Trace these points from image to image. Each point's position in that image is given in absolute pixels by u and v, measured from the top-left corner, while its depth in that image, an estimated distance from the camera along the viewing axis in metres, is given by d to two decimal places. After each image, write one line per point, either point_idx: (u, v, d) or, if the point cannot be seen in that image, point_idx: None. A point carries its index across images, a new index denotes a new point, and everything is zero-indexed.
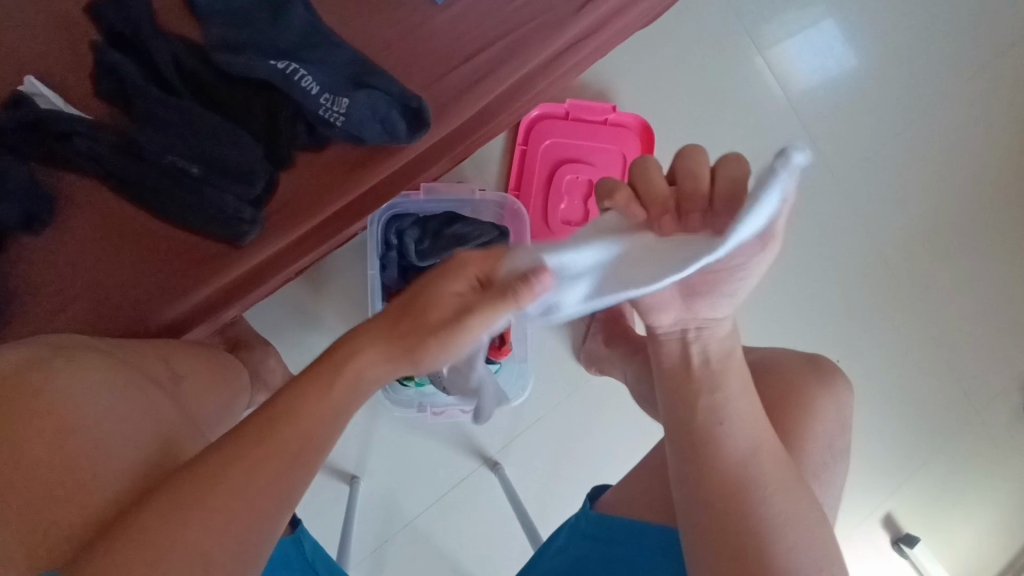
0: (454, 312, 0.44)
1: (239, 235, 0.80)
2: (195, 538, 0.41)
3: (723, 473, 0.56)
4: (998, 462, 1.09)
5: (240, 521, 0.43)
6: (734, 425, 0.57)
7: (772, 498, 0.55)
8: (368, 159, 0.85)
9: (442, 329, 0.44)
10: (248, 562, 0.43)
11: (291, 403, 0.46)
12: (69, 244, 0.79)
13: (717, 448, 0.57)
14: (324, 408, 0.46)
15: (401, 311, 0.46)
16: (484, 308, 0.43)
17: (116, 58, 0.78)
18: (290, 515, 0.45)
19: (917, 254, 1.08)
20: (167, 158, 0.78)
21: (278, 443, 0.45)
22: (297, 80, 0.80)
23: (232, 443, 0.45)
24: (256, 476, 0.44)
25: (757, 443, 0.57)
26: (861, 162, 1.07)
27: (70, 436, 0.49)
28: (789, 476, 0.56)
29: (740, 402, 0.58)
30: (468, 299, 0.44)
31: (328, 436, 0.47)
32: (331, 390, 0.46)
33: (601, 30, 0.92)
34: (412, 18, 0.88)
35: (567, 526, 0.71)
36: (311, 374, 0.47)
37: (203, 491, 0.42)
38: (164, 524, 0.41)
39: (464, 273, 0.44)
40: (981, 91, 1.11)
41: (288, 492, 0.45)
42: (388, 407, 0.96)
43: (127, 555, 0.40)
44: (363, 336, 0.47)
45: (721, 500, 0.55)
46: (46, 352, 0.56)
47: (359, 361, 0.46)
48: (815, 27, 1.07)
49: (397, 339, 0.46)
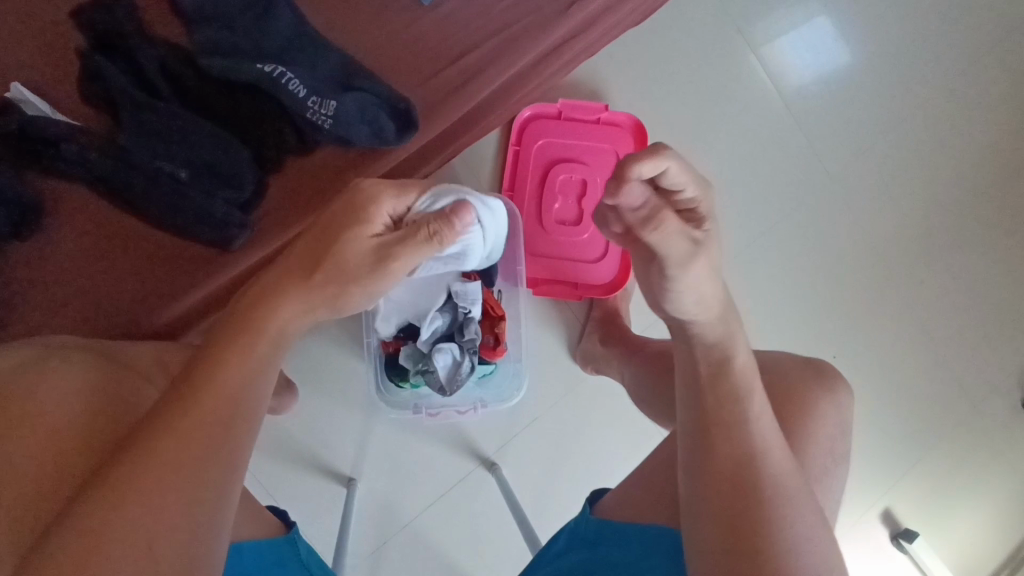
0: (378, 253, 0.55)
1: (228, 238, 0.80)
2: (143, 510, 0.41)
3: (732, 462, 0.53)
4: (997, 457, 1.09)
5: (180, 491, 0.43)
6: (747, 413, 0.53)
7: (784, 497, 0.52)
8: (357, 161, 0.85)
9: (368, 269, 0.55)
10: (193, 534, 0.43)
11: (214, 366, 0.48)
12: (55, 248, 0.79)
13: (728, 436, 0.53)
14: (248, 363, 0.49)
15: (317, 254, 0.54)
16: (410, 246, 0.55)
17: (103, 64, 0.78)
18: (235, 477, 0.47)
19: (912, 249, 1.08)
20: (155, 164, 0.78)
21: (204, 409, 0.46)
22: (285, 83, 0.80)
23: (160, 414, 0.45)
24: (189, 445, 0.44)
25: (766, 433, 0.53)
26: (854, 158, 1.07)
27: (50, 434, 0.50)
28: (798, 477, 0.53)
29: (749, 388, 0.54)
30: (389, 240, 0.55)
31: (254, 397, 0.49)
32: (255, 342, 0.50)
33: (589, 29, 0.92)
34: (400, 21, 0.88)
35: (567, 531, 0.72)
36: (232, 332, 0.50)
37: (137, 466, 0.42)
38: (100, 506, 0.40)
39: (378, 217, 0.56)
40: (975, 86, 1.11)
41: (228, 456, 0.46)
42: (383, 411, 0.97)
43: (67, 540, 0.39)
44: (280, 287, 0.53)
45: (733, 490, 0.52)
46: (35, 358, 0.57)
47: (282, 313, 0.52)
48: (806, 24, 1.07)
49: (318, 287, 0.53)
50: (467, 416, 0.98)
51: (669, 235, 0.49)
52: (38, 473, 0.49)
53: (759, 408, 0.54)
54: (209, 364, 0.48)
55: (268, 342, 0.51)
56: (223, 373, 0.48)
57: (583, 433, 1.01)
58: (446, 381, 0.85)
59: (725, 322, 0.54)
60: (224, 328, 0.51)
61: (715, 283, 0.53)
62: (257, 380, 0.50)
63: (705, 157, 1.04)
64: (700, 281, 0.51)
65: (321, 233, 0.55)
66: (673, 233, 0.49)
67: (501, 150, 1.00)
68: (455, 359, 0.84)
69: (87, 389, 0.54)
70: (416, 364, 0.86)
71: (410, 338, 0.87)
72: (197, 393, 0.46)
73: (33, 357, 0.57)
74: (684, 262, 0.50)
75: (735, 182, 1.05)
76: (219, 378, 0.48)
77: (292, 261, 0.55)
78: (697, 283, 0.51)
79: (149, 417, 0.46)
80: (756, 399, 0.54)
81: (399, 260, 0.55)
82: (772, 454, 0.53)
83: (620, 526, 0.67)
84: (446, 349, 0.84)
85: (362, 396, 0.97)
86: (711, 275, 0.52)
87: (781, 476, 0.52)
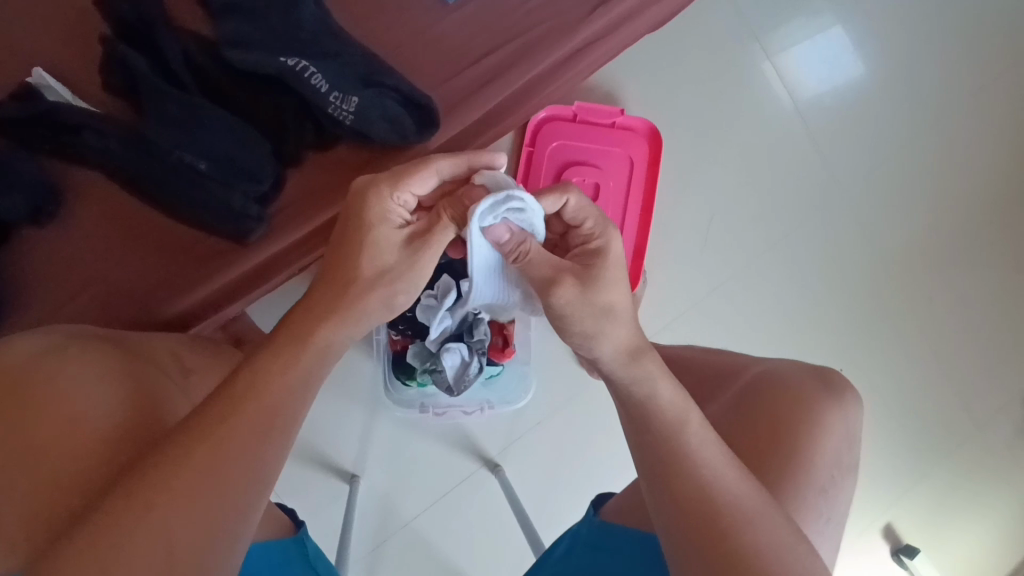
0: (408, 246, 0.56)
1: (246, 232, 0.80)
2: (164, 518, 0.43)
3: (692, 493, 0.53)
4: (999, 475, 1.09)
5: (211, 505, 0.44)
6: (689, 447, 0.54)
7: (756, 522, 0.52)
8: (375, 158, 0.85)
9: (404, 260, 0.55)
10: (220, 537, 0.45)
11: (258, 374, 0.49)
12: (75, 236, 0.80)
13: (682, 470, 0.53)
14: (294, 374, 0.50)
15: (342, 274, 0.54)
16: (438, 236, 0.57)
17: (123, 50, 0.76)
18: (268, 492, 0.48)
19: (924, 265, 1.08)
20: (175, 153, 0.77)
21: (246, 419, 0.47)
22: (307, 76, 0.79)
23: (198, 423, 0.46)
24: (223, 458, 0.45)
25: (714, 464, 0.54)
26: (868, 171, 1.07)
27: (74, 425, 0.51)
28: (763, 499, 0.54)
29: (687, 416, 0.55)
30: (418, 232, 0.57)
31: (295, 414, 0.50)
32: (299, 355, 0.51)
33: (612, 33, 0.91)
34: (423, 19, 0.88)
35: (568, 534, 0.70)
36: (274, 349, 0.51)
37: (168, 473, 0.44)
38: (135, 508, 0.43)
39: (391, 213, 0.56)
40: (990, 102, 1.11)
41: (264, 470, 0.47)
42: (390, 407, 0.96)
43: (93, 539, 0.42)
44: (318, 305, 0.54)
45: (692, 525, 0.52)
46: (57, 342, 0.56)
47: (325, 327, 0.53)
48: (823, 34, 1.07)
49: (358, 299, 0.54)
50: (471, 416, 0.97)
51: (531, 263, 0.57)
52: (64, 464, 0.50)
53: (699, 440, 0.54)
54: (248, 372, 0.49)
55: (312, 354, 0.52)
56: (267, 384, 0.49)
57: (587, 437, 1.00)
58: (453, 381, 0.86)
59: (634, 360, 0.56)
60: (268, 343, 0.52)
61: (603, 322, 0.55)
62: (301, 392, 0.51)
63: (718, 165, 1.04)
64: (572, 310, 0.55)
65: (340, 258, 0.55)
66: (534, 260, 0.57)
67: (515, 152, 0.99)
68: (464, 360, 0.85)
69: (104, 378, 0.54)
70: (423, 362, 0.85)
71: (416, 338, 0.88)
72: (238, 404, 0.47)
73: (52, 346, 0.56)
74: (546, 283, 0.55)
75: (747, 190, 1.04)
76: (264, 388, 0.49)
77: (324, 285, 0.55)
78: (585, 324, 0.55)
79: (180, 428, 0.47)
80: (693, 426, 0.55)
81: (429, 252, 0.56)
82: (726, 484, 0.53)
83: (623, 532, 0.67)
84: (455, 348, 0.84)
85: (368, 392, 0.96)
86: (580, 305, 0.54)
87: (742, 502, 0.53)
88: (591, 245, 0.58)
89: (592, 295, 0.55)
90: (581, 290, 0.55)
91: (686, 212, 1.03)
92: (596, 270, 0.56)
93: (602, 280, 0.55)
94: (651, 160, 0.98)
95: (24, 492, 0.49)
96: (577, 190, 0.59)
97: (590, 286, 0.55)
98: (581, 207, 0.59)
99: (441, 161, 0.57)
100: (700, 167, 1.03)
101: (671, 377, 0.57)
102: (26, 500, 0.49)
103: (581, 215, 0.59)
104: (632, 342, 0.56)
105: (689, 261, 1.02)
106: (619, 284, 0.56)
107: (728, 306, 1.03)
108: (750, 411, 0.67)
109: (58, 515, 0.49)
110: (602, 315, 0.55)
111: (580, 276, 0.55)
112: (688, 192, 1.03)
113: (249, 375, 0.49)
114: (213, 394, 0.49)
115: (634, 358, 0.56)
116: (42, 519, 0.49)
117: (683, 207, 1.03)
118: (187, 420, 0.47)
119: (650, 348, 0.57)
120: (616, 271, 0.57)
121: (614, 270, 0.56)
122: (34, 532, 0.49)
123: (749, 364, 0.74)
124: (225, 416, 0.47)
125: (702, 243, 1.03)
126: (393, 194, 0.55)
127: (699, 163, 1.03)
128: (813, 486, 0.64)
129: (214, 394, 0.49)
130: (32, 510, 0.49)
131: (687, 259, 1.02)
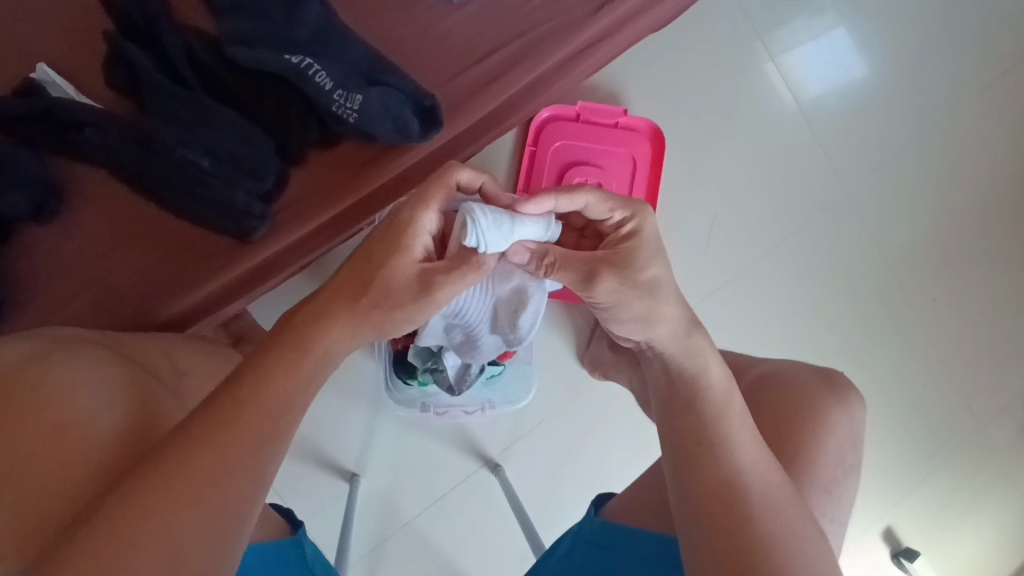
0: (419, 282, 0.54)
1: (249, 230, 0.81)
2: (164, 522, 0.43)
3: (718, 482, 0.54)
4: (1001, 478, 1.08)
5: (215, 509, 0.45)
6: (726, 433, 0.55)
7: (763, 516, 0.52)
8: (382, 155, 0.85)
9: (410, 294, 0.54)
10: (218, 546, 0.44)
11: (261, 377, 0.50)
12: (76, 235, 0.80)
13: (712, 456, 0.55)
14: (294, 377, 0.51)
15: (363, 280, 0.54)
16: (455, 274, 0.54)
17: (130, 49, 0.78)
18: (267, 494, 0.48)
19: (924, 267, 1.07)
20: (178, 150, 0.78)
21: (245, 422, 0.47)
22: (311, 75, 0.79)
23: (200, 425, 0.47)
24: (226, 461, 0.46)
25: (750, 453, 0.55)
26: (871, 172, 1.07)
27: (66, 429, 0.51)
28: (786, 495, 0.54)
29: (731, 398, 0.57)
30: (432, 266, 0.55)
31: (295, 418, 0.51)
32: (299, 361, 0.51)
33: (616, 33, 0.91)
34: (428, 17, 0.88)
35: (570, 533, 0.70)
36: (277, 353, 0.51)
37: (172, 478, 0.44)
38: (134, 514, 0.43)
39: (417, 242, 0.55)
40: (995, 104, 1.10)
41: (263, 474, 0.48)
42: (392, 406, 0.96)
43: (95, 544, 0.41)
44: (320, 308, 0.54)
45: (717, 517, 0.53)
46: (47, 347, 0.57)
47: (327, 334, 0.53)
48: (826, 36, 1.07)
49: (364, 312, 0.54)
50: (472, 416, 0.98)
51: (566, 265, 0.57)
52: (57, 466, 0.50)
53: (740, 427, 0.56)
54: (252, 375, 0.50)
55: (313, 361, 0.52)
56: (270, 386, 0.49)
57: (588, 437, 1.00)
58: (454, 381, 0.85)
59: (689, 336, 0.60)
60: (270, 345, 0.52)
61: (646, 301, 0.57)
62: (301, 396, 0.51)
63: (721, 166, 1.04)
64: (619, 295, 0.57)
65: (364, 261, 0.55)
66: (564, 263, 0.57)
67: (516, 151, 0.99)
68: (465, 361, 0.84)
69: (98, 379, 0.54)
70: (424, 362, 0.85)
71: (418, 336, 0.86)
72: (234, 402, 0.48)
73: (36, 351, 0.56)
74: (586, 280, 0.56)
75: (750, 191, 1.04)
76: (264, 392, 0.49)
77: (338, 283, 0.55)
78: (638, 312, 0.58)
79: (182, 429, 0.47)
80: (733, 415, 0.56)
81: (439, 288, 0.54)
82: (762, 467, 0.54)
83: (624, 534, 0.66)
84: None
85: (369, 391, 0.96)
86: (624, 288, 0.56)
87: (769, 493, 0.53)
88: (625, 229, 0.59)
89: (634, 277, 0.56)
90: (622, 275, 0.56)
91: (689, 212, 1.02)
92: (628, 252, 0.57)
93: (640, 257, 0.57)
94: (654, 161, 0.98)
95: (13, 496, 0.49)
96: (586, 193, 0.58)
97: (628, 270, 0.56)
98: (601, 203, 0.58)
99: (461, 171, 0.56)
100: (701, 168, 1.03)
101: (720, 363, 0.60)
102: (19, 506, 0.49)
103: (605, 210, 0.59)
104: (685, 317, 0.60)
105: (691, 262, 1.02)
106: (656, 256, 0.58)
107: (730, 307, 1.03)
108: (756, 412, 0.67)
109: (52, 518, 0.49)
110: (650, 293, 0.57)
111: (620, 260, 0.56)
112: (690, 193, 1.03)
113: (239, 377, 0.50)
114: (212, 396, 0.49)
115: (690, 333, 0.60)
116: (36, 523, 0.49)
117: (684, 207, 1.02)
118: (192, 420, 0.47)
119: (701, 326, 0.62)
120: (651, 248, 0.58)
121: (653, 246, 0.58)
122: (23, 540, 0.48)
123: (750, 364, 0.73)
124: (230, 418, 0.47)
125: (704, 243, 1.03)
126: (418, 223, 0.55)
127: (701, 164, 1.03)
128: (817, 486, 0.63)
129: (216, 396, 0.49)
130: (26, 517, 0.49)
131: (689, 258, 1.02)
